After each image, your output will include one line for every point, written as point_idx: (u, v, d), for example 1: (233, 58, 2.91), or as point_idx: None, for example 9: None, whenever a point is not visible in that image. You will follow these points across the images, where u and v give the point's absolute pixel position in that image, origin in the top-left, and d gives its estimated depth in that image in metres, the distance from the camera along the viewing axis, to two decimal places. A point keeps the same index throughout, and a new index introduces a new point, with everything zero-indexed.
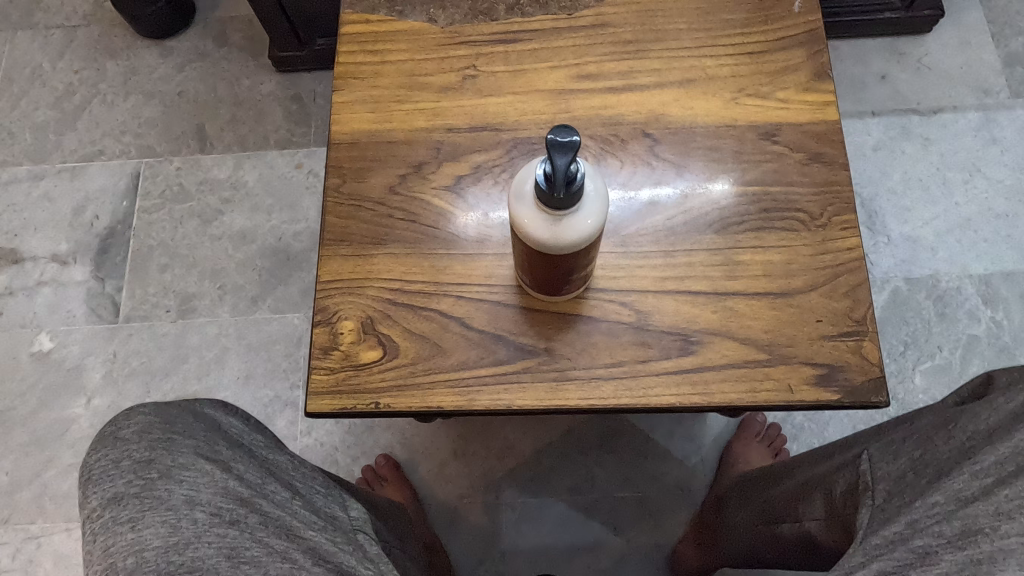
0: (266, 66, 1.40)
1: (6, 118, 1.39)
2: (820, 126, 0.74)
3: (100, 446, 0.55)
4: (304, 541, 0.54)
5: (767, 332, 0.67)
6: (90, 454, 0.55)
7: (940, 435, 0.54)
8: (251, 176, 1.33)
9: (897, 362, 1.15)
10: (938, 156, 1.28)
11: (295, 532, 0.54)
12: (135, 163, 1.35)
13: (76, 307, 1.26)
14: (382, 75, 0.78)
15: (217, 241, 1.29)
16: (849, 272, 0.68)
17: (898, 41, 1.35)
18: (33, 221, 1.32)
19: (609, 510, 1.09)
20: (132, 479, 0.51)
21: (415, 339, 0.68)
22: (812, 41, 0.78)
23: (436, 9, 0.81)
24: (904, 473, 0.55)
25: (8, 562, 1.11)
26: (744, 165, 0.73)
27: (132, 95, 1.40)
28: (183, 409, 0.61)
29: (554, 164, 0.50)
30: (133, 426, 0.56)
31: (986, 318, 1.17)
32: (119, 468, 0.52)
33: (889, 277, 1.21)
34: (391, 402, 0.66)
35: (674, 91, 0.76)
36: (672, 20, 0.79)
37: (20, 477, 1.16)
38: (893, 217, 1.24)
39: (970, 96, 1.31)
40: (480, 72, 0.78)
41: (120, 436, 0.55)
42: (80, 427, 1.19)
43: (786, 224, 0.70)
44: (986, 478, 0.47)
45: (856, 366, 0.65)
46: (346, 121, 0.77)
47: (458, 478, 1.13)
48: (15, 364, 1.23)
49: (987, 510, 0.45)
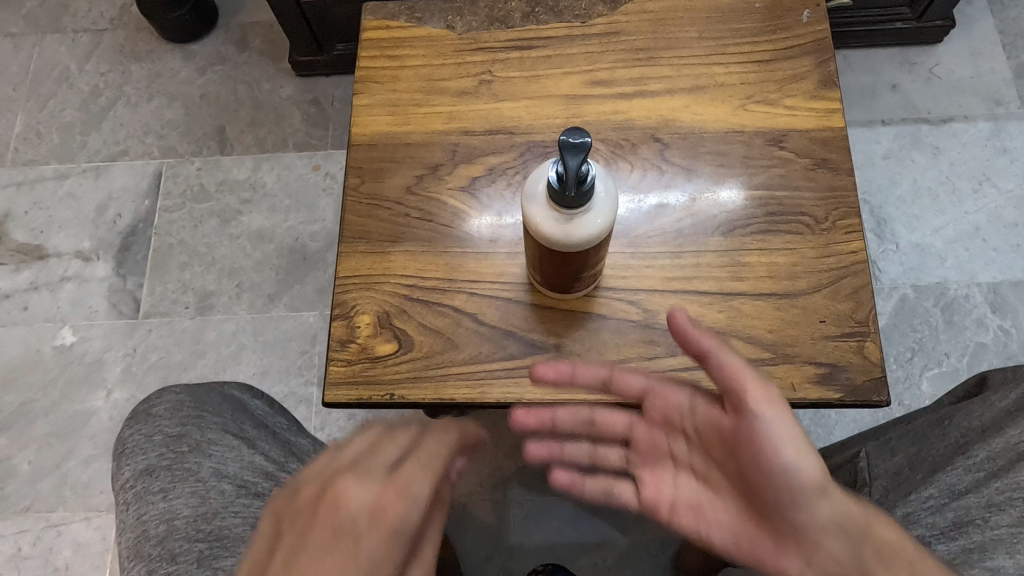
0: (286, 70, 1.44)
1: (34, 118, 1.44)
2: (826, 133, 0.76)
3: (134, 422, 0.61)
4: None
5: (772, 332, 0.68)
6: (126, 428, 0.62)
7: (935, 431, 0.61)
8: (270, 177, 1.36)
9: (904, 368, 1.16)
10: (948, 165, 1.29)
11: None
12: (157, 163, 1.39)
13: (98, 302, 1.29)
14: (401, 79, 0.81)
15: (236, 240, 1.32)
16: (853, 275, 0.70)
17: (910, 51, 1.37)
18: (58, 219, 1.36)
19: (617, 509, 1.11)
20: (161, 454, 0.58)
21: (429, 333, 0.70)
22: (820, 50, 0.79)
23: (454, 16, 0.84)
24: (901, 468, 0.60)
25: (29, 549, 1.15)
26: (751, 169, 0.75)
27: (156, 97, 1.44)
28: (213, 388, 0.65)
29: (566, 165, 0.53)
30: (163, 403, 0.61)
31: (994, 326, 1.18)
32: (152, 443, 0.59)
33: (897, 284, 1.22)
34: (405, 393, 0.68)
35: (684, 97, 0.78)
36: (683, 28, 0.81)
37: (42, 467, 1.19)
38: (902, 225, 1.26)
39: (980, 106, 1.32)
40: (495, 77, 0.80)
41: (153, 413, 0.61)
42: (100, 419, 1.22)
43: (792, 228, 0.72)
44: (979, 472, 0.55)
45: (858, 366, 0.67)
46: (366, 123, 0.80)
47: (468, 476, 1.14)
48: (39, 356, 1.27)
49: (978, 502, 0.54)
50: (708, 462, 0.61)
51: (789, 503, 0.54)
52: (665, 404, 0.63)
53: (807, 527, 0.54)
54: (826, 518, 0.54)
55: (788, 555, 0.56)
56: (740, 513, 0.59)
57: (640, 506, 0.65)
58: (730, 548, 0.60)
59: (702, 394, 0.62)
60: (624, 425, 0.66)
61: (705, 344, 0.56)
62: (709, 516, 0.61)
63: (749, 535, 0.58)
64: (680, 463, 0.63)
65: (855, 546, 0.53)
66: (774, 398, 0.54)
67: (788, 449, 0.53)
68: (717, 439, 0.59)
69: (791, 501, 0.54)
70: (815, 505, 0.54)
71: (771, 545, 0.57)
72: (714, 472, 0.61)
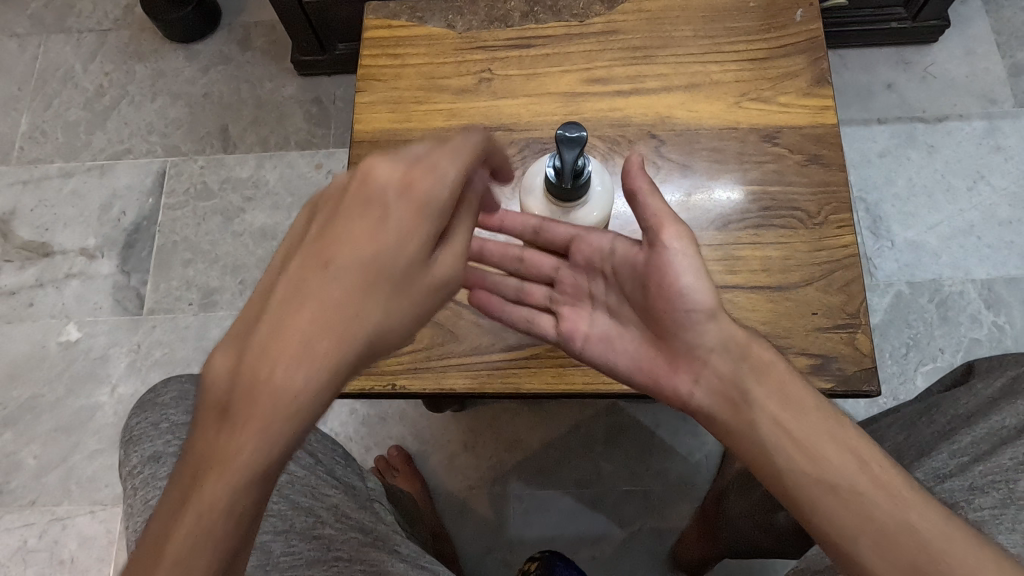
0: (288, 70, 1.45)
1: (40, 117, 1.45)
2: (819, 130, 0.78)
3: (141, 411, 0.67)
4: (328, 500, 0.67)
5: (765, 324, 0.70)
6: (132, 417, 0.67)
7: (924, 420, 0.66)
8: (272, 175, 1.37)
9: (899, 364, 1.18)
10: (942, 163, 1.30)
11: (319, 491, 0.67)
12: (161, 162, 1.40)
13: (103, 299, 1.31)
14: (402, 78, 0.83)
15: (239, 238, 1.34)
16: (844, 268, 0.72)
17: (905, 51, 1.38)
18: (63, 217, 1.38)
19: (615, 502, 1.12)
20: (170, 439, 0.62)
21: (430, 325, 0.75)
22: (813, 49, 0.81)
23: (455, 15, 0.85)
24: (889, 454, 0.67)
25: (35, 542, 1.16)
26: (745, 165, 0.77)
27: (159, 96, 1.45)
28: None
29: (564, 157, 0.62)
30: (171, 391, 0.68)
31: (988, 322, 1.19)
32: (158, 430, 0.63)
33: (892, 281, 1.23)
34: (408, 383, 0.74)
35: (680, 94, 0.80)
36: (679, 27, 0.82)
37: (47, 461, 1.21)
38: (897, 222, 1.27)
39: (975, 105, 1.34)
40: (495, 74, 0.82)
41: (158, 401, 0.67)
42: (104, 414, 1.23)
43: (785, 222, 0.74)
44: (962, 457, 0.58)
45: (850, 357, 0.69)
46: (368, 121, 0.81)
47: (468, 470, 1.16)
48: (45, 352, 1.28)
49: (963, 486, 0.56)
50: (620, 299, 0.66)
51: (684, 323, 0.59)
52: (587, 248, 0.68)
53: (697, 347, 0.59)
54: (718, 339, 0.58)
55: (679, 372, 0.61)
56: (643, 341, 0.64)
57: (557, 335, 0.69)
58: (630, 368, 0.64)
59: (625, 237, 0.66)
60: (552, 266, 0.71)
61: (634, 182, 0.59)
62: (617, 345, 0.66)
63: (650, 358, 0.63)
64: (597, 300, 0.68)
65: (738, 364, 0.58)
66: (680, 228, 0.59)
67: (686, 274, 0.58)
68: (628, 273, 0.64)
69: (687, 321, 0.59)
70: (706, 327, 0.59)
71: (666, 365, 0.62)
72: (625, 308, 0.66)
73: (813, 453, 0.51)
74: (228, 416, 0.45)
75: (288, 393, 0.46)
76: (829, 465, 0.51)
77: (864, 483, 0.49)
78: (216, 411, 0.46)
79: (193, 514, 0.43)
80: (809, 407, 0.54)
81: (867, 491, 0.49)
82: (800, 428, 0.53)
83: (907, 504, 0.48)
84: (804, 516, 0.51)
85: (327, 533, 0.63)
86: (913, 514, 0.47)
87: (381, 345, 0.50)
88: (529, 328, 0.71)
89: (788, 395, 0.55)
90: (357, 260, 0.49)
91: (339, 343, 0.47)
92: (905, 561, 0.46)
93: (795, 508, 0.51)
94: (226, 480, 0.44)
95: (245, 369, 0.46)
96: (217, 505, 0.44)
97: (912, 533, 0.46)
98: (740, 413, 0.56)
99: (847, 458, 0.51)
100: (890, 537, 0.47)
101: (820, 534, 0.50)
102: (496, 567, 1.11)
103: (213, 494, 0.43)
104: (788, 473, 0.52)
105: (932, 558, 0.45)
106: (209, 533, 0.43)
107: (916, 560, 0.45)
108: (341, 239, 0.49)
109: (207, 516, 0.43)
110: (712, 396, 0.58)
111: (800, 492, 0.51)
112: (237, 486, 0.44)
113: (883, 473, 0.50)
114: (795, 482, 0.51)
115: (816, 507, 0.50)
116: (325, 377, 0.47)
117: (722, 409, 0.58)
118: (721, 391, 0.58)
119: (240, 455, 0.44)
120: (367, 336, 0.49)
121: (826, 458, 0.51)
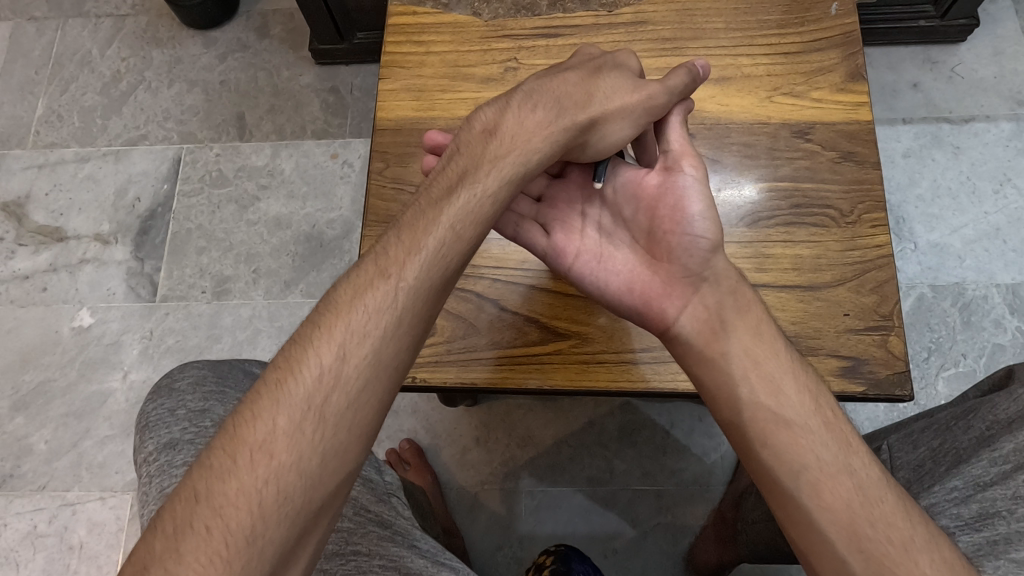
0: (306, 58, 1.44)
1: (56, 102, 1.45)
2: (853, 126, 0.76)
3: (159, 396, 0.72)
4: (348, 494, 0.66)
5: (795, 324, 0.69)
6: (149, 403, 0.72)
7: (961, 424, 0.63)
8: (287, 164, 1.36)
9: (920, 368, 1.16)
10: (968, 164, 1.28)
11: None
12: (177, 148, 1.40)
13: (116, 285, 1.30)
14: (427, 65, 0.82)
15: (253, 226, 1.32)
16: (877, 269, 0.70)
17: (932, 50, 1.36)
18: (78, 202, 1.37)
19: (627, 502, 1.11)
20: (184, 426, 0.67)
21: (451, 318, 0.74)
22: (848, 44, 0.79)
23: (481, 3, 0.84)
24: (924, 461, 0.65)
25: (45, 527, 1.15)
26: (776, 161, 0.75)
27: (176, 83, 1.45)
28: (233, 365, 0.77)
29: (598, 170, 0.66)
30: (187, 377, 0.73)
31: (1012, 327, 1.17)
32: (176, 416, 0.68)
33: (914, 284, 1.21)
34: (428, 376, 0.73)
35: (711, 87, 0.78)
36: (710, 19, 0.81)
37: (58, 446, 1.20)
38: (921, 224, 1.25)
39: (1002, 106, 1.31)
40: (521, 64, 0.81)
41: (176, 387, 0.72)
42: (116, 400, 1.23)
43: (816, 221, 0.72)
44: (1005, 464, 0.57)
45: (881, 360, 0.67)
46: (391, 109, 0.81)
47: (480, 465, 1.15)
48: (57, 338, 1.28)
49: (1005, 494, 0.56)
50: (615, 220, 0.67)
51: (685, 247, 0.62)
52: (589, 170, 0.69)
53: (697, 272, 0.62)
54: (716, 270, 0.62)
55: (672, 297, 0.63)
56: (639, 263, 0.65)
57: (545, 247, 0.67)
58: (622, 286, 0.65)
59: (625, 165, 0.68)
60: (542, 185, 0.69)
61: (673, 116, 0.67)
62: (608, 263, 0.66)
63: (644, 279, 0.65)
64: (588, 218, 0.68)
65: (725, 297, 0.62)
66: (697, 161, 0.64)
67: (697, 202, 0.62)
68: (629, 196, 0.66)
69: (689, 248, 0.62)
70: (709, 260, 0.62)
71: (659, 289, 0.64)
72: (618, 229, 0.67)
73: (776, 389, 0.57)
74: (495, 135, 0.60)
75: (545, 127, 0.61)
76: (788, 401, 0.56)
77: (814, 424, 0.55)
78: (481, 134, 0.61)
79: (446, 223, 0.56)
80: (777, 354, 0.60)
81: (816, 432, 0.55)
82: (766, 362, 0.59)
83: (852, 450, 0.54)
84: (751, 451, 0.56)
85: (345, 526, 0.63)
86: (854, 459, 0.53)
87: (609, 121, 0.64)
88: (515, 234, 0.68)
89: (761, 332, 0.61)
90: (582, 86, 0.65)
91: (562, 129, 0.62)
92: (839, 501, 0.51)
93: (746, 442, 0.57)
94: (478, 199, 0.58)
95: (512, 108, 0.62)
96: (469, 216, 0.57)
97: (851, 474, 0.52)
98: (717, 341, 0.61)
99: (804, 400, 0.57)
100: (827, 480, 0.52)
101: (766, 469, 0.55)
102: (506, 564, 1.09)
103: (465, 210, 0.57)
104: (747, 405, 0.57)
105: (864, 500, 0.51)
106: (450, 243, 0.55)
107: (851, 502, 0.51)
108: (581, 64, 0.68)
109: (468, 215, 0.57)
110: (696, 322, 0.62)
111: (753, 430, 0.56)
112: (485, 207, 0.58)
113: (830, 417, 0.56)
114: (752, 416, 0.57)
115: (767, 442, 0.55)
116: (570, 123, 0.62)
117: (700, 337, 0.62)
118: (706, 319, 0.62)
119: (506, 161, 0.59)
120: (578, 133, 0.63)
121: (787, 396, 0.57)
